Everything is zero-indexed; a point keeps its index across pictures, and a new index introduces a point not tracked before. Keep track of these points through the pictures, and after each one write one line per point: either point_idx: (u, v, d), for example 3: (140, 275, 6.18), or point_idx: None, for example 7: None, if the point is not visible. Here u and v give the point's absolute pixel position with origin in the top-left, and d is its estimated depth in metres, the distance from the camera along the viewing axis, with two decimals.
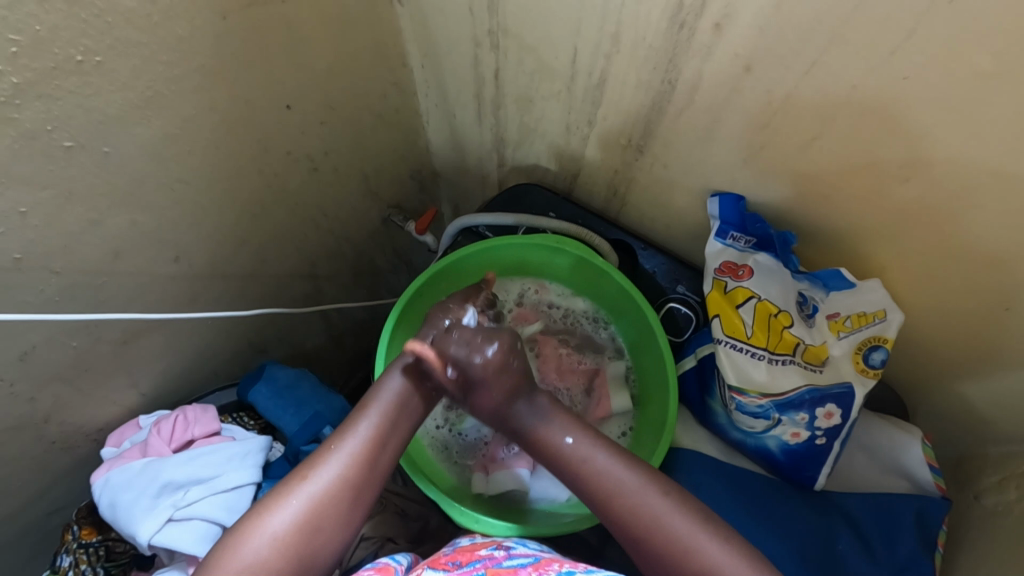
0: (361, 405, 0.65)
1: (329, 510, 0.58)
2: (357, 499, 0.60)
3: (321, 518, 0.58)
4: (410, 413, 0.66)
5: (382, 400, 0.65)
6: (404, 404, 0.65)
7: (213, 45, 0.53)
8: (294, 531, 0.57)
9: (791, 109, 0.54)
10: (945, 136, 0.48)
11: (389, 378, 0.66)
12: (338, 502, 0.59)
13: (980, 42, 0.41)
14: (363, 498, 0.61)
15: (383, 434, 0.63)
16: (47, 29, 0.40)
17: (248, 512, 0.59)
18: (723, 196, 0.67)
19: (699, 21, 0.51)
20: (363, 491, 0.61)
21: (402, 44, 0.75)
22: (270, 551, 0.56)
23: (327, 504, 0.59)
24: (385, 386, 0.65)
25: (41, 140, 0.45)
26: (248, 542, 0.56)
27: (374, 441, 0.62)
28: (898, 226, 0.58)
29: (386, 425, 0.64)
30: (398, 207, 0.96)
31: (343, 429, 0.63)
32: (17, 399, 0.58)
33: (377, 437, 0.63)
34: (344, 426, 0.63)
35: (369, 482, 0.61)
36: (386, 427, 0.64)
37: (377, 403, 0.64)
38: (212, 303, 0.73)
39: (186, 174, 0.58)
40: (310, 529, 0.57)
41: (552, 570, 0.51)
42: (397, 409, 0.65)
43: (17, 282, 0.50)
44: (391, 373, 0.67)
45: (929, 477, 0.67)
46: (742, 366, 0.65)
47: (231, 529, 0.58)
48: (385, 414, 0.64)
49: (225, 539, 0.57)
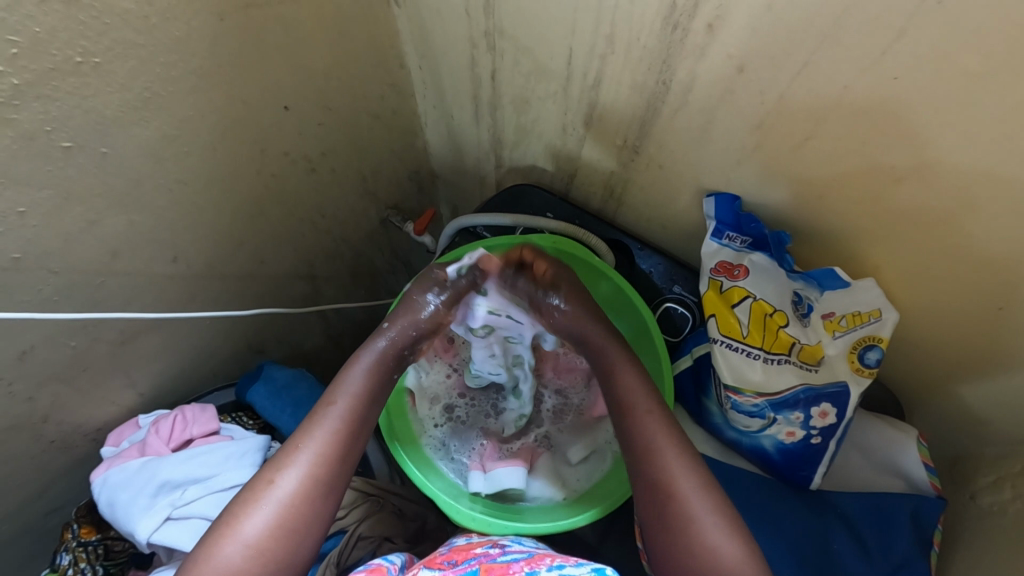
0: (324, 401, 0.64)
1: (302, 509, 0.58)
2: (330, 494, 0.61)
3: (296, 518, 0.58)
4: (376, 403, 0.66)
5: (345, 395, 0.64)
6: (367, 398, 0.65)
7: (210, 47, 0.53)
8: (269, 533, 0.57)
9: (785, 110, 0.54)
10: (938, 136, 0.49)
11: (353, 371, 0.66)
12: (311, 500, 0.59)
13: (971, 42, 0.42)
14: (335, 493, 0.61)
15: (350, 428, 0.63)
16: (46, 31, 0.41)
17: (219, 521, 0.58)
18: (719, 196, 0.67)
19: (692, 22, 0.51)
20: (334, 484, 0.61)
21: (399, 45, 0.75)
22: (248, 558, 0.55)
23: (299, 504, 0.58)
24: (347, 380, 0.65)
25: (39, 141, 0.45)
26: (222, 549, 0.55)
27: (341, 437, 0.62)
28: (892, 227, 0.59)
29: (353, 417, 0.64)
30: (397, 207, 0.97)
31: (307, 427, 0.62)
32: (16, 399, 0.58)
33: (343, 432, 0.63)
34: (308, 424, 0.63)
35: (339, 476, 0.61)
36: (352, 421, 0.63)
37: (340, 398, 0.64)
38: (211, 304, 0.73)
39: (184, 174, 0.59)
40: (286, 530, 0.57)
41: (545, 565, 0.52)
42: (363, 402, 0.65)
43: (16, 282, 0.51)
44: (353, 366, 0.66)
45: (924, 477, 0.67)
46: (737, 366, 0.65)
47: (203, 538, 0.57)
48: (349, 408, 0.64)
49: (198, 549, 0.56)
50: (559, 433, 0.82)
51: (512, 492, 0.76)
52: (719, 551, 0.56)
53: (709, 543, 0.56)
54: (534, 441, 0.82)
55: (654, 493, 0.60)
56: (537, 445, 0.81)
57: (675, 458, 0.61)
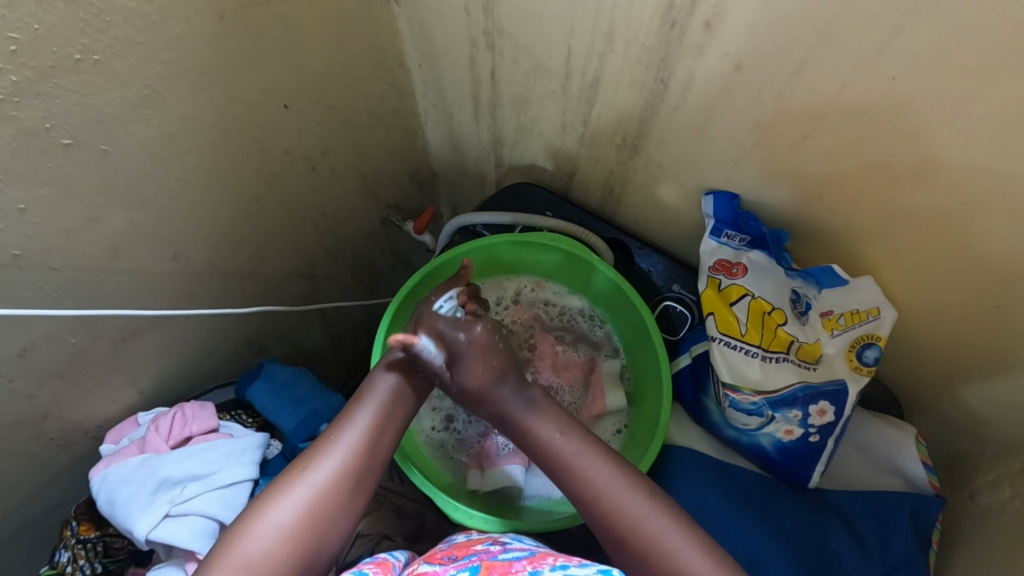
0: (356, 397, 0.66)
1: (331, 499, 0.59)
2: (359, 487, 0.61)
3: (327, 507, 0.59)
4: (405, 402, 0.68)
5: (376, 391, 0.66)
6: (398, 395, 0.67)
7: (210, 46, 0.53)
8: (299, 520, 0.57)
9: (783, 108, 0.54)
10: (935, 134, 0.49)
11: (381, 371, 0.68)
12: (342, 490, 0.60)
13: (967, 41, 0.42)
14: (364, 486, 0.62)
15: (381, 424, 0.65)
16: (46, 28, 0.41)
17: (246, 509, 0.59)
18: (717, 195, 0.67)
19: (690, 20, 0.51)
20: (365, 479, 0.62)
21: (400, 44, 0.75)
22: (277, 543, 0.56)
23: (331, 493, 0.59)
24: (379, 377, 0.67)
25: (40, 138, 0.46)
26: (252, 534, 0.56)
27: (373, 432, 0.64)
28: (890, 225, 0.59)
29: (382, 414, 0.65)
30: (397, 207, 0.97)
31: (340, 422, 0.64)
32: (17, 396, 0.59)
33: (375, 427, 0.64)
34: (342, 419, 0.64)
35: (369, 471, 0.62)
36: (383, 417, 0.65)
37: (373, 393, 0.66)
38: (211, 302, 0.73)
39: (184, 172, 0.59)
40: (315, 519, 0.58)
41: (547, 565, 0.52)
42: (394, 400, 0.67)
43: (17, 278, 0.51)
44: (383, 367, 0.68)
45: (923, 476, 0.67)
46: (735, 364, 0.65)
47: (229, 527, 0.58)
48: (381, 404, 0.66)
49: (225, 536, 0.56)
50: None
51: (510, 490, 0.76)
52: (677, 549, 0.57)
53: (667, 546, 0.57)
54: None
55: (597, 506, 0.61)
56: None
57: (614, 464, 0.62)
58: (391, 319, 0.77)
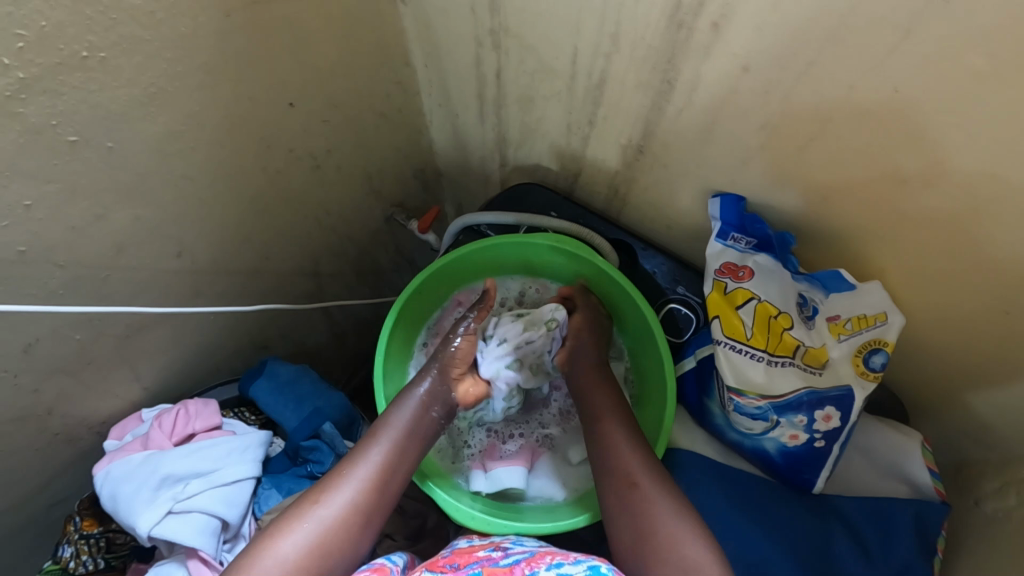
0: (371, 432, 0.67)
1: (339, 535, 0.59)
2: (366, 526, 0.61)
3: (333, 543, 0.59)
4: (417, 443, 0.68)
5: (391, 428, 0.67)
6: (411, 434, 0.68)
7: (216, 44, 0.53)
8: (306, 554, 0.57)
9: (791, 110, 0.54)
10: (945, 137, 0.48)
11: (398, 410, 0.69)
12: (350, 528, 0.60)
13: (979, 44, 0.41)
14: (371, 523, 0.62)
15: (393, 461, 0.65)
16: (52, 25, 0.41)
17: (255, 538, 0.59)
18: (724, 197, 0.66)
19: (697, 21, 0.51)
20: (372, 518, 0.62)
21: (406, 43, 0.75)
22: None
23: (339, 528, 0.59)
24: (395, 414, 0.68)
25: (46, 135, 0.46)
26: (261, 562, 0.56)
27: (384, 468, 0.64)
28: (898, 228, 0.58)
29: (394, 452, 0.66)
30: (401, 206, 0.97)
31: (354, 456, 0.64)
32: (21, 391, 0.59)
33: (386, 464, 0.64)
34: (355, 453, 0.65)
35: (378, 509, 0.62)
36: (395, 454, 0.65)
37: (387, 429, 0.67)
38: (215, 299, 0.73)
39: (189, 170, 0.59)
40: (321, 554, 0.58)
41: (544, 564, 0.52)
42: (406, 438, 0.67)
43: (21, 274, 0.51)
44: (401, 404, 0.69)
45: (928, 481, 0.67)
46: (740, 368, 0.65)
47: (239, 553, 0.58)
48: (394, 441, 0.66)
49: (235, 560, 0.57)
50: (562, 434, 0.82)
51: (514, 492, 0.77)
52: (678, 536, 0.58)
53: (669, 533, 0.58)
54: (534, 440, 0.82)
55: (619, 492, 0.63)
56: (538, 444, 0.81)
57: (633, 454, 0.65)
58: (396, 318, 0.76)
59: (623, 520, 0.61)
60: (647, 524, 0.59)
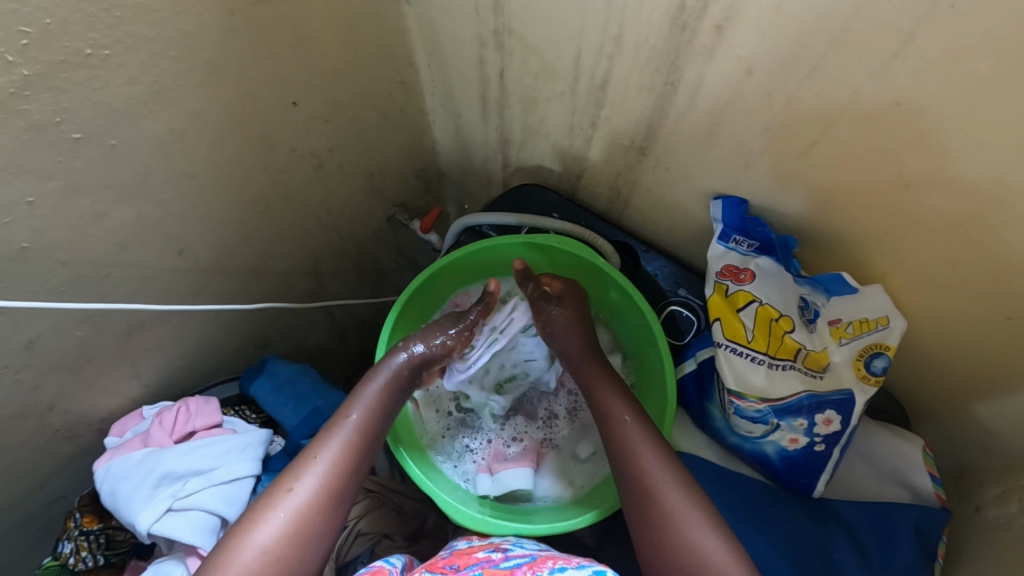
0: (339, 414, 0.66)
1: (316, 518, 0.59)
2: (341, 505, 0.61)
3: (311, 526, 0.59)
4: (384, 421, 0.68)
5: (358, 408, 0.66)
6: (379, 413, 0.68)
7: (219, 43, 0.53)
8: (284, 541, 0.57)
9: (794, 114, 0.54)
10: (950, 139, 0.48)
11: (366, 390, 0.68)
12: (325, 510, 0.60)
13: (985, 49, 0.41)
14: (345, 501, 0.62)
15: (364, 441, 0.65)
16: (57, 23, 0.41)
17: (231, 529, 0.58)
18: (725, 200, 0.66)
19: (700, 23, 0.51)
20: (345, 496, 0.62)
21: (409, 43, 0.75)
22: (265, 563, 0.56)
23: (316, 510, 0.59)
24: (363, 394, 0.68)
25: (49, 132, 0.46)
26: (237, 555, 0.55)
27: (355, 448, 0.64)
28: (902, 233, 0.58)
29: (365, 431, 0.65)
30: (403, 206, 0.97)
31: (322, 438, 0.64)
32: (22, 387, 0.59)
33: (357, 445, 0.64)
34: (322, 436, 0.64)
35: (350, 487, 0.62)
36: (366, 434, 0.65)
37: (355, 411, 0.66)
38: (217, 297, 0.74)
39: (191, 168, 0.59)
40: (301, 539, 0.58)
41: (547, 569, 0.52)
42: (375, 416, 0.67)
43: (23, 270, 0.51)
44: (368, 383, 0.69)
45: (929, 486, 0.67)
46: (741, 372, 0.65)
47: (216, 546, 0.58)
48: (363, 422, 0.66)
49: (212, 556, 0.56)
50: (563, 434, 0.82)
51: (517, 493, 0.77)
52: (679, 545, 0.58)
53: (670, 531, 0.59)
54: (536, 442, 0.81)
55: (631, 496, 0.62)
56: (540, 445, 0.81)
57: (648, 457, 0.63)
58: (397, 315, 0.76)
59: (641, 516, 0.61)
60: (650, 527, 0.60)
